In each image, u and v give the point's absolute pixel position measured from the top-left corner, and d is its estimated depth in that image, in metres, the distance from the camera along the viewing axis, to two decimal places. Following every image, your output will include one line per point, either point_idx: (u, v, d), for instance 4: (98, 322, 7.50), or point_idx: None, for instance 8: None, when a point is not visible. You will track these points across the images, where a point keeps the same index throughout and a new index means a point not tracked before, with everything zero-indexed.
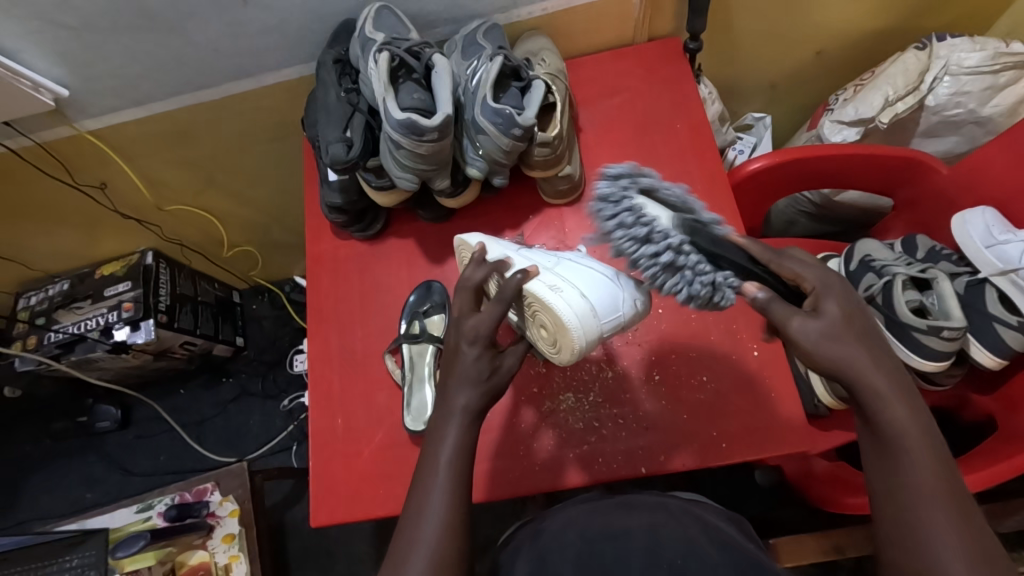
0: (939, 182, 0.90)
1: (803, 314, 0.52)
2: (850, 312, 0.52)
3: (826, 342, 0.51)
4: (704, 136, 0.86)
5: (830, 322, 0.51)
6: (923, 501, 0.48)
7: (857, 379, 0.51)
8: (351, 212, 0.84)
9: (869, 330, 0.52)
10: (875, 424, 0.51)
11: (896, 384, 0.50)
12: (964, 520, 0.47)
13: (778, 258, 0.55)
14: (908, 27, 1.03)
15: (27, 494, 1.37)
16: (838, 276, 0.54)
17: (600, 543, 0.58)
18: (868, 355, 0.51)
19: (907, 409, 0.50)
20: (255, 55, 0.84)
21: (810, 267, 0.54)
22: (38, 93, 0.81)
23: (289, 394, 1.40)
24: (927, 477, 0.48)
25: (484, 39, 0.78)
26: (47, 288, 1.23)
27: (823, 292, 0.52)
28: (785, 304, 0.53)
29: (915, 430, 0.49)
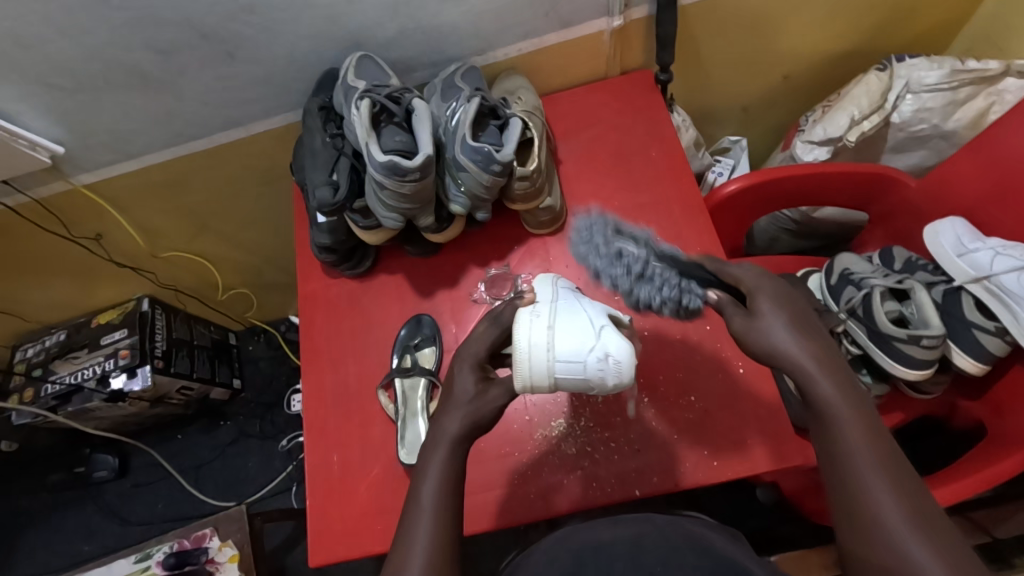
0: (909, 195, 0.93)
1: (742, 314, 0.56)
2: (782, 302, 0.55)
3: (765, 336, 0.54)
4: (679, 161, 0.89)
5: (763, 316, 0.55)
6: (866, 472, 0.49)
7: (796, 363, 0.53)
8: (341, 252, 0.86)
9: (800, 316, 0.55)
10: (813, 405, 0.53)
11: (825, 362, 0.53)
12: (900, 481, 0.49)
13: (723, 267, 0.61)
14: (868, 50, 1.07)
15: (24, 549, 1.36)
16: (771, 275, 0.58)
17: (586, 554, 0.59)
18: (798, 339, 0.54)
19: (837, 384, 0.52)
20: (243, 106, 0.87)
21: (750, 271, 0.59)
22: (35, 152, 0.84)
23: (287, 434, 1.40)
24: (862, 447, 0.50)
25: (461, 81, 0.82)
26: (44, 339, 1.25)
27: (757, 291, 0.56)
28: (735, 306, 0.58)
29: (847, 404, 0.51)
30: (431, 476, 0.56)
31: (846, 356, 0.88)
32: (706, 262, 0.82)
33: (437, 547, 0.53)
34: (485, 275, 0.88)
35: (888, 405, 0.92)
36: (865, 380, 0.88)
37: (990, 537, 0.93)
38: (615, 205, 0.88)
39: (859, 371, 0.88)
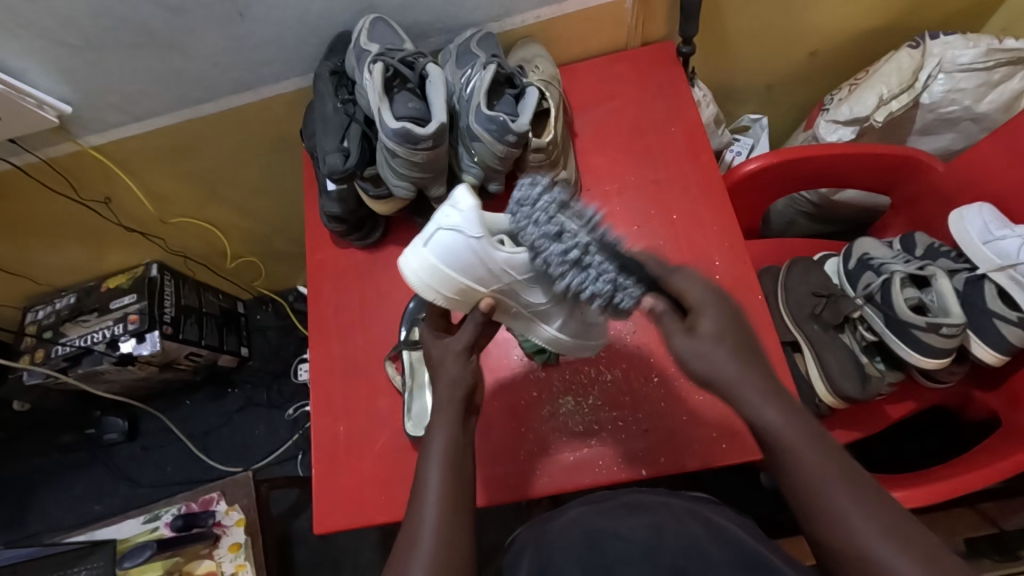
0: (936, 179, 0.90)
1: (681, 329, 0.56)
2: (724, 318, 0.56)
3: (698, 361, 0.55)
4: (699, 138, 0.87)
5: (703, 338, 0.55)
6: (829, 495, 0.50)
7: (735, 393, 0.54)
8: (350, 222, 0.85)
9: (741, 337, 0.56)
10: (764, 436, 0.53)
11: (766, 393, 0.53)
12: (862, 498, 0.49)
13: (666, 275, 0.59)
14: (899, 27, 1.03)
15: (36, 507, 1.38)
16: (717, 292, 0.57)
17: (603, 541, 0.59)
18: (740, 364, 0.54)
19: (782, 410, 0.53)
20: (254, 68, 0.85)
21: (697, 286, 0.57)
22: (42, 111, 0.83)
23: (294, 403, 1.41)
24: (821, 465, 0.51)
25: (478, 47, 0.79)
26: (54, 302, 1.25)
27: (700, 311, 0.56)
28: (672, 319, 0.58)
29: (793, 431, 0.52)
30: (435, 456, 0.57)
31: (861, 343, 0.86)
32: (722, 243, 0.81)
33: (441, 516, 0.54)
34: None
35: (900, 393, 0.90)
36: (879, 367, 0.85)
37: (998, 529, 0.93)
38: (631, 180, 0.86)
39: (873, 358, 0.86)
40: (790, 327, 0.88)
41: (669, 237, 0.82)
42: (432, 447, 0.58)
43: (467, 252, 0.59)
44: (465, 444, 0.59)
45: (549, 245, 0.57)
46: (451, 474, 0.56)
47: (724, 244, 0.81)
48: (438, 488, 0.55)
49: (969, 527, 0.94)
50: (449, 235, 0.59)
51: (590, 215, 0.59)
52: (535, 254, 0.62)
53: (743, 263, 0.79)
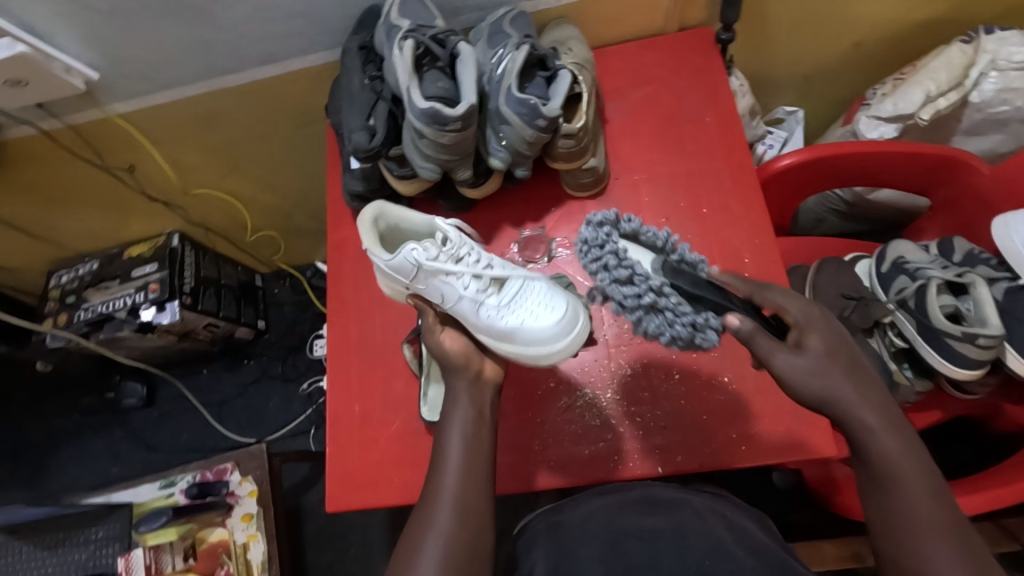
0: (980, 182, 0.87)
1: (785, 348, 0.52)
2: (842, 356, 0.52)
3: (810, 383, 0.51)
4: (734, 130, 0.84)
5: (813, 357, 0.51)
6: (927, 540, 0.48)
7: (847, 415, 0.51)
8: (373, 201, 0.84)
9: (853, 361, 0.52)
10: (872, 461, 0.51)
11: (889, 426, 0.51)
12: (966, 552, 0.47)
13: (762, 289, 0.55)
14: (951, 21, 0.98)
15: (56, 466, 1.42)
16: (823, 312, 0.54)
17: (624, 541, 0.59)
18: (856, 388, 0.51)
19: (900, 445, 0.50)
20: (281, 40, 0.84)
21: (799, 302, 0.54)
22: (70, 76, 0.82)
23: (308, 378, 1.42)
24: (929, 515, 0.48)
25: (510, 27, 0.77)
26: (77, 267, 1.26)
27: (808, 327, 0.52)
28: (770, 339, 0.52)
29: (907, 461, 0.50)
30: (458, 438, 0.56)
31: (889, 348, 0.83)
32: (752, 239, 0.79)
33: (461, 492, 0.54)
34: (519, 237, 0.84)
35: (926, 402, 0.87)
36: (906, 375, 0.83)
37: (1020, 545, 0.91)
38: (662, 171, 0.84)
39: (900, 364, 0.83)
40: None
41: (698, 232, 0.80)
42: (454, 420, 0.58)
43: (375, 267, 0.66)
44: (481, 419, 0.58)
45: (618, 289, 0.60)
46: (473, 453, 0.56)
47: (754, 241, 0.79)
48: (458, 462, 0.55)
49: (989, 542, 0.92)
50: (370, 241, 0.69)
51: (661, 238, 0.63)
52: (399, 263, 0.64)
53: (773, 261, 0.77)
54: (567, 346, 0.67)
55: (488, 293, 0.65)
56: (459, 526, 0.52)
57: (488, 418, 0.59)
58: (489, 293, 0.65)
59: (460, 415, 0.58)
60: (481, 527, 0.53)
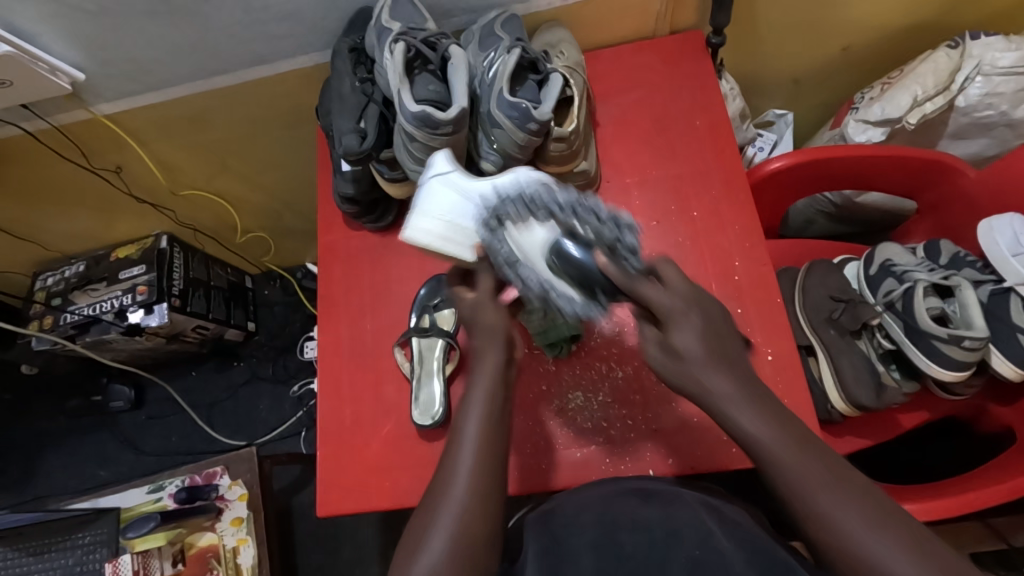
0: (967, 186, 0.87)
1: (656, 334, 0.53)
2: (704, 326, 0.52)
3: (678, 370, 0.52)
4: (724, 133, 0.84)
5: (681, 348, 0.51)
6: (824, 506, 0.47)
7: (716, 403, 0.51)
8: (364, 203, 0.83)
9: (723, 349, 0.52)
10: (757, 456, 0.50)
11: (758, 408, 0.51)
12: (882, 526, 0.46)
13: (634, 284, 0.53)
14: (938, 25, 0.99)
15: (43, 469, 1.40)
16: (691, 298, 0.52)
17: (618, 534, 0.58)
18: (713, 372, 0.51)
19: (764, 424, 0.50)
20: (271, 41, 0.83)
21: (661, 293, 0.52)
22: (55, 77, 0.81)
23: (299, 379, 1.41)
24: (812, 474, 0.49)
25: (501, 29, 0.77)
26: (63, 269, 1.25)
27: (674, 321, 0.51)
28: (648, 324, 0.54)
29: (789, 449, 0.49)
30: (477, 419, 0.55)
31: (877, 350, 0.84)
32: (742, 242, 0.79)
33: (477, 472, 0.52)
34: None
35: (914, 403, 0.88)
36: (894, 376, 0.84)
37: (1005, 544, 0.93)
38: (653, 174, 0.84)
39: (888, 366, 0.84)
40: (806, 332, 0.86)
41: (688, 235, 0.81)
42: (476, 398, 0.55)
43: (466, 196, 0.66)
44: (507, 402, 0.57)
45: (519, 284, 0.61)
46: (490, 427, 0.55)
47: (745, 244, 0.79)
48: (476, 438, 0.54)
49: (974, 540, 0.94)
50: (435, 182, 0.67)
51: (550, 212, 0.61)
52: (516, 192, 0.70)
53: (763, 264, 0.78)
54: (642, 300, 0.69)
55: None
56: (474, 502, 0.52)
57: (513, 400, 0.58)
58: None
59: (482, 395, 0.56)
60: (492, 508, 0.52)
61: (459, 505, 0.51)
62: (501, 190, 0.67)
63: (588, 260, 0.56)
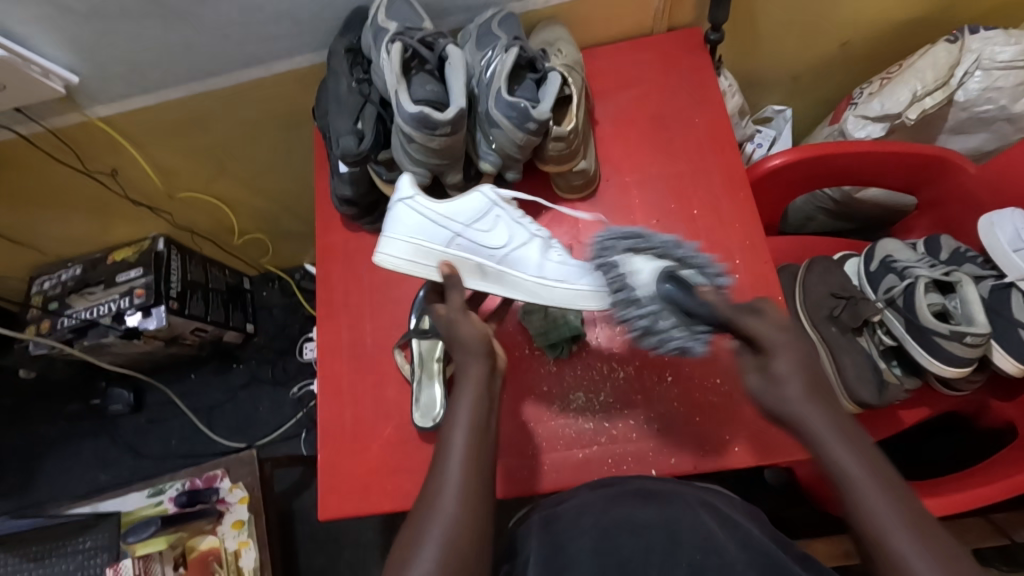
0: (966, 182, 0.87)
1: (755, 371, 0.54)
2: (805, 360, 0.53)
3: (780, 406, 0.52)
4: (723, 130, 0.84)
5: (785, 383, 0.52)
6: (897, 545, 0.47)
7: (811, 437, 0.51)
8: (362, 205, 0.83)
9: (821, 385, 0.53)
10: (841, 483, 0.50)
11: (839, 432, 0.51)
12: (949, 566, 0.46)
13: (734, 316, 0.55)
14: (936, 20, 0.99)
15: (42, 474, 1.39)
16: (788, 330, 0.54)
17: (617, 536, 0.59)
18: (815, 406, 0.52)
19: (854, 453, 0.51)
20: (266, 42, 0.83)
21: (774, 325, 0.54)
22: (49, 80, 0.80)
23: (299, 381, 1.40)
24: (892, 514, 0.48)
25: (499, 28, 0.76)
26: (60, 273, 1.24)
27: (774, 354, 0.53)
28: (747, 361, 0.55)
29: (869, 479, 0.50)
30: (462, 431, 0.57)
31: (878, 346, 0.84)
32: (742, 240, 0.79)
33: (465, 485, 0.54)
34: None
35: (916, 399, 0.88)
36: (895, 372, 0.84)
37: (1008, 539, 0.92)
38: (652, 173, 0.84)
39: (889, 362, 0.84)
40: (807, 328, 0.85)
41: (688, 233, 0.81)
42: (461, 408, 0.58)
43: (410, 220, 0.68)
44: (491, 407, 0.59)
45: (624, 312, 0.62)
46: (478, 438, 0.57)
47: (745, 242, 0.79)
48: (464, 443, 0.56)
49: (979, 536, 0.93)
50: (400, 206, 0.68)
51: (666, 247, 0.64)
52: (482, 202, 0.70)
53: (763, 262, 0.78)
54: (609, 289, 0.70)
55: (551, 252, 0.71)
56: (464, 512, 0.53)
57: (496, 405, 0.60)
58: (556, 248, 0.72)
59: (469, 403, 0.58)
60: (483, 516, 0.54)
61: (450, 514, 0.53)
62: (449, 214, 0.68)
63: (695, 292, 0.59)
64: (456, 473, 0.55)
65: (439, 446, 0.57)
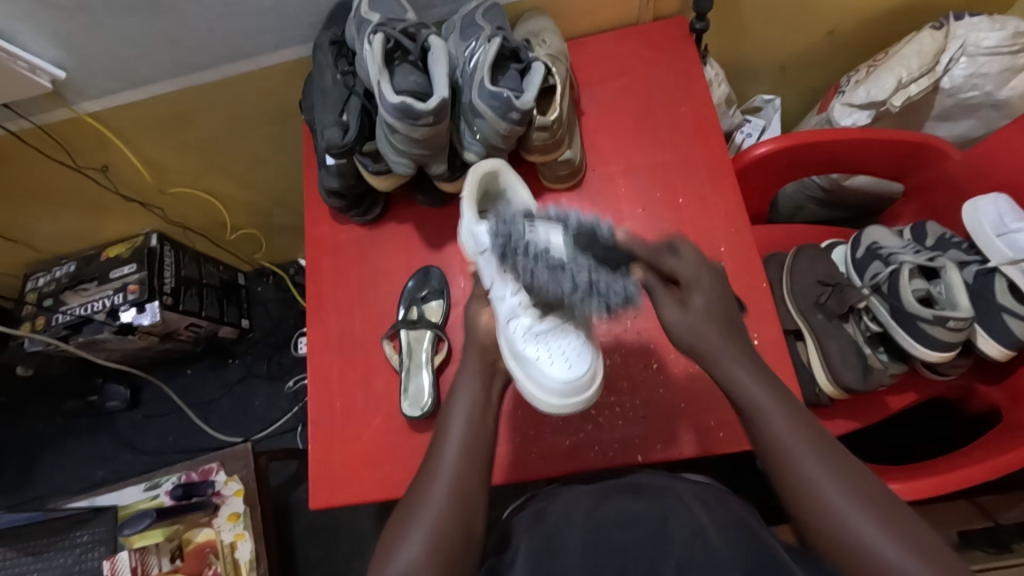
0: (952, 168, 0.88)
1: (673, 303, 0.61)
2: (713, 292, 0.61)
3: (687, 332, 0.60)
4: (709, 119, 0.84)
5: (694, 312, 0.60)
6: (803, 462, 0.53)
7: (714, 360, 0.59)
8: (350, 197, 0.83)
9: (726, 318, 0.60)
10: (742, 403, 0.57)
11: (753, 369, 0.58)
12: (834, 469, 0.52)
13: (661, 253, 0.61)
14: (922, 7, 0.99)
15: (40, 471, 1.40)
16: (706, 267, 0.62)
17: (606, 528, 0.58)
18: (721, 341, 0.59)
19: (755, 377, 0.57)
20: (251, 36, 0.83)
21: (688, 262, 0.61)
22: (35, 76, 0.81)
23: (294, 375, 1.41)
24: (795, 434, 0.54)
25: (482, 19, 0.76)
26: (54, 270, 1.25)
27: (693, 286, 0.60)
28: (662, 292, 0.61)
29: (766, 395, 0.56)
30: (460, 424, 0.60)
31: (864, 333, 0.84)
32: (727, 228, 0.79)
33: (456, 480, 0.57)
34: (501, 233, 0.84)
35: (902, 384, 0.89)
36: (881, 358, 0.84)
37: (993, 522, 0.95)
38: (639, 163, 0.84)
39: (876, 349, 0.85)
40: (794, 316, 0.87)
41: (675, 222, 0.81)
42: (458, 405, 0.62)
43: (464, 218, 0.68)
44: (487, 404, 0.62)
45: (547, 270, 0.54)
46: (473, 434, 0.60)
47: (730, 231, 0.79)
48: (457, 438, 0.59)
49: (963, 519, 0.95)
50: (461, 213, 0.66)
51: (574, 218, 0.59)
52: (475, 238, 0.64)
53: (748, 250, 0.78)
54: (573, 401, 0.63)
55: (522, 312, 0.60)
56: (455, 501, 0.56)
57: (494, 406, 0.63)
58: (526, 312, 0.61)
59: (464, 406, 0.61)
60: (467, 507, 0.56)
61: (443, 501, 0.55)
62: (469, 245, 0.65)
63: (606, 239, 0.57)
64: (449, 467, 0.58)
65: (437, 439, 0.61)
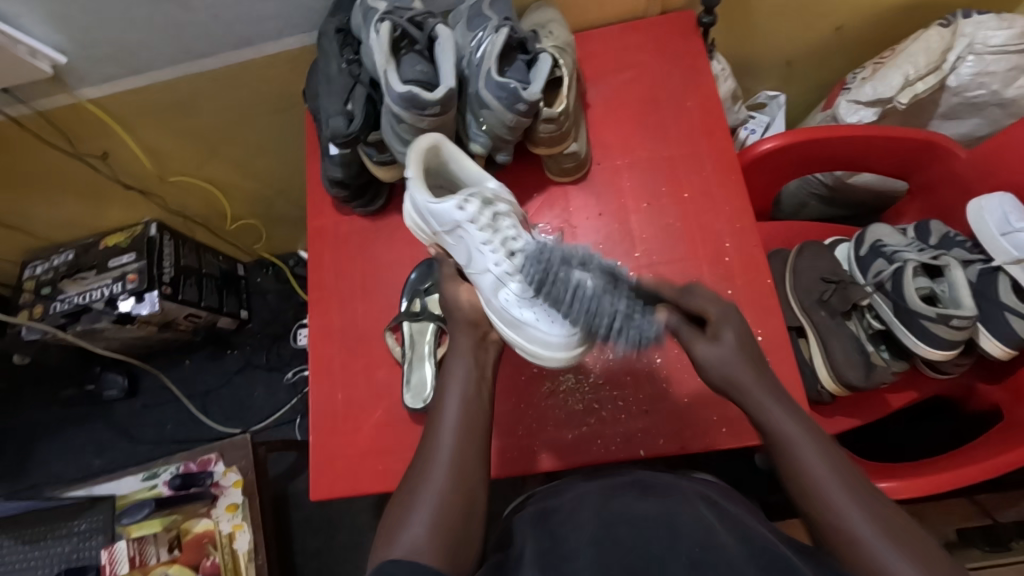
0: (957, 166, 0.88)
1: (703, 337, 0.60)
2: (739, 335, 0.60)
3: (719, 361, 0.60)
4: (715, 114, 0.84)
5: (727, 344, 0.60)
6: (835, 497, 0.53)
7: (738, 384, 0.60)
8: (352, 187, 0.82)
9: (756, 350, 0.61)
10: (776, 441, 0.58)
11: (765, 378, 0.59)
12: (867, 504, 0.52)
13: (696, 286, 0.62)
14: (930, 4, 0.99)
15: (38, 459, 1.40)
16: (732, 303, 0.62)
17: (614, 527, 0.58)
18: (748, 366, 0.60)
19: (786, 412, 0.58)
20: (255, 23, 0.82)
21: (718, 299, 0.61)
22: (36, 60, 0.80)
23: (293, 366, 1.41)
24: (826, 468, 0.55)
25: (490, 9, 0.75)
26: (52, 258, 1.24)
27: (723, 320, 0.60)
28: (691, 328, 0.61)
29: (798, 431, 0.57)
30: (454, 419, 0.59)
31: (867, 331, 0.84)
32: (733, 223, 0.79)
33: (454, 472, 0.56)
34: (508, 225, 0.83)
35: (903, 382, 0.89)
36: (883, 356, 0.84)
37: (991, 520, 0.95)
38: (645, 157, 0.84)
39: (878, 346, 0.84)
40: (797, 313, 0.86)
41: (679, 216, 0.81)
42: (454, 393, 0.60)
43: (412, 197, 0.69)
44: (482, 384, 0.62)
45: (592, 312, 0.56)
46: (471, 429, 0.59)
47: (735, 226, 0.79)
48: (456, 423, 0.59)
49: (958, 517, 0.96)
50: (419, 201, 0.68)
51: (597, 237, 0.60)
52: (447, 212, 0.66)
53: (753, 246, 0.78)
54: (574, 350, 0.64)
55: (510, 275, 0.64)
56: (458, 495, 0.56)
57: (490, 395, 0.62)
58: (513, 277, 0.63)
59: (458, 396, 0.60)
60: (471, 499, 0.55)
61: (445, 496, 0.55)
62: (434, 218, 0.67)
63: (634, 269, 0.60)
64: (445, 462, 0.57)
65: (430, 433, 0.60)
